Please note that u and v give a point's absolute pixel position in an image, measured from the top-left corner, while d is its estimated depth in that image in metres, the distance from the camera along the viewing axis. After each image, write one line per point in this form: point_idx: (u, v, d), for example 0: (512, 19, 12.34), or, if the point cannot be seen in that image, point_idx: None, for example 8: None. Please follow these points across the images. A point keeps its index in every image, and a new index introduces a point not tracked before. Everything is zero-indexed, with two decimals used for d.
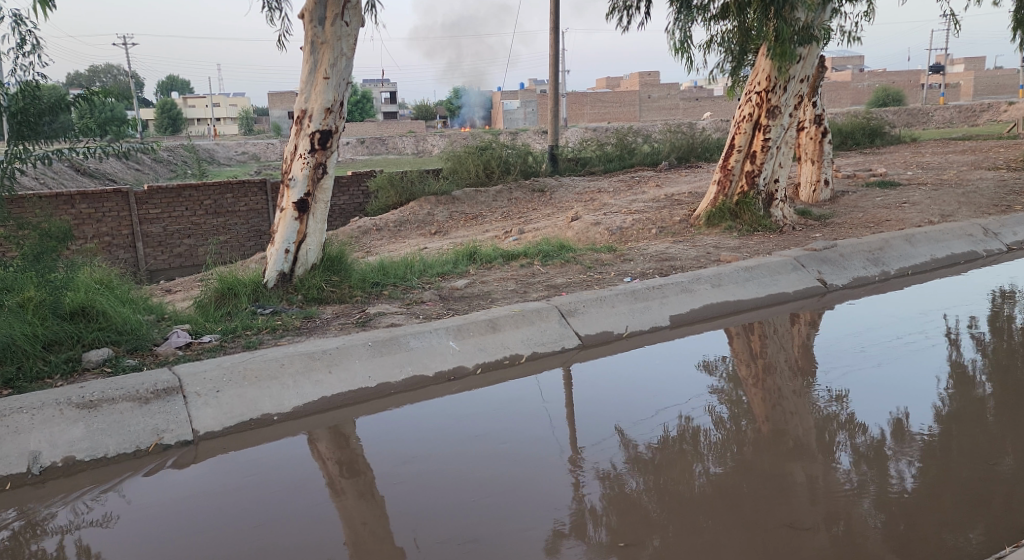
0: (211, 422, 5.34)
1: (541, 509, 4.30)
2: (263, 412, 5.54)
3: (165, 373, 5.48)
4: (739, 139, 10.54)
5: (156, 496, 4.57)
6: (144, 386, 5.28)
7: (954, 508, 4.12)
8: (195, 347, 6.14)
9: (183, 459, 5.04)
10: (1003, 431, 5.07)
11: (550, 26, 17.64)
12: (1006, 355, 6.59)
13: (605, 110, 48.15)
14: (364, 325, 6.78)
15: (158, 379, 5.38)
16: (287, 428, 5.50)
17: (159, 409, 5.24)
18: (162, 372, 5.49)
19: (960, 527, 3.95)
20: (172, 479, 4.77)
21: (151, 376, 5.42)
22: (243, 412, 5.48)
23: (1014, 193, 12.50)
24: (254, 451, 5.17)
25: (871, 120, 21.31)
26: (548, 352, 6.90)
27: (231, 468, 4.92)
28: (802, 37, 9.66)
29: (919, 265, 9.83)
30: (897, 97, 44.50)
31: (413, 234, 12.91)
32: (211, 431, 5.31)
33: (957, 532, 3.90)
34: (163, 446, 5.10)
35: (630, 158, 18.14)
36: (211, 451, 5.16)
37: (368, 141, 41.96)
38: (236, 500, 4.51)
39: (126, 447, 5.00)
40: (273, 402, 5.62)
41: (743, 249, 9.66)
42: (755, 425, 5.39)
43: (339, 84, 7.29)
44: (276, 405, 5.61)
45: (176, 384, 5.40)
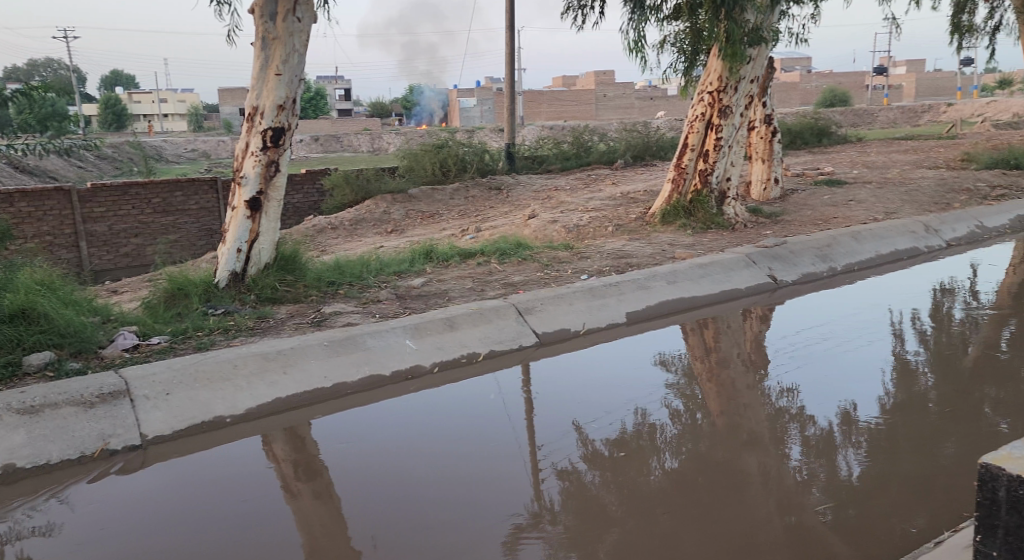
0: (161, 426, 5.21)
1: (500, 507, 4.30)
2: (215, 415, 5.43)
3: (112, 376, 5.35)
4: (692, 138, 10.72)
5: (104, 504, 4.44)
6: (89, 390, 5.14)
7: (898, 496, 4.26)
8: (144, 349, 6.01)
9: (131, 465, 4.92)
10: (944, 421, 5.26)
11: (506, 24, 17.65)
12: (947, 348, 6.83)
13: (562, 108, 48.29)
14: (320, 324, 6.70)
15: (104, 383, 5.25)
16: (241, 430, 5.41)
17: (105, 413, 5.11)
18: (109, 375, 5.36)
19: (905, 515, 4.08)
20: (120, 487, 4.64)
21: (96, 380, 5.28)
22: (195, 415, 5.37)
23: (953, 192, 12.95)
24: (207, 454, 5.07)
25: (819, 120, 21.82)
26: (506, 350, 6.90)
27: (182, 473, 4.81)
28: (752, 38, 9.89)
29: (865, 260, 10.12)
30: (844, 97, 45.71)
31: (370, 233, 12.78)
32: (161, 435, 5.19)
33: (903, 520, 4.02)
34: (109, 451, 4.97)
35: (586, 156, 18.28)
36: (160, 456, 5.04)
37: (323, 139, 41.05)
38: (188, 505, 4.41)
39: (70, 453, 4.85)
40: (226, 404, 5.52)
41: (698, 246, 9.81)
42: (710, 419, 5.50)
43: (292, 81, 7.18)
44: (230, 407, 5.51)
45: (123, 387, 5.27)
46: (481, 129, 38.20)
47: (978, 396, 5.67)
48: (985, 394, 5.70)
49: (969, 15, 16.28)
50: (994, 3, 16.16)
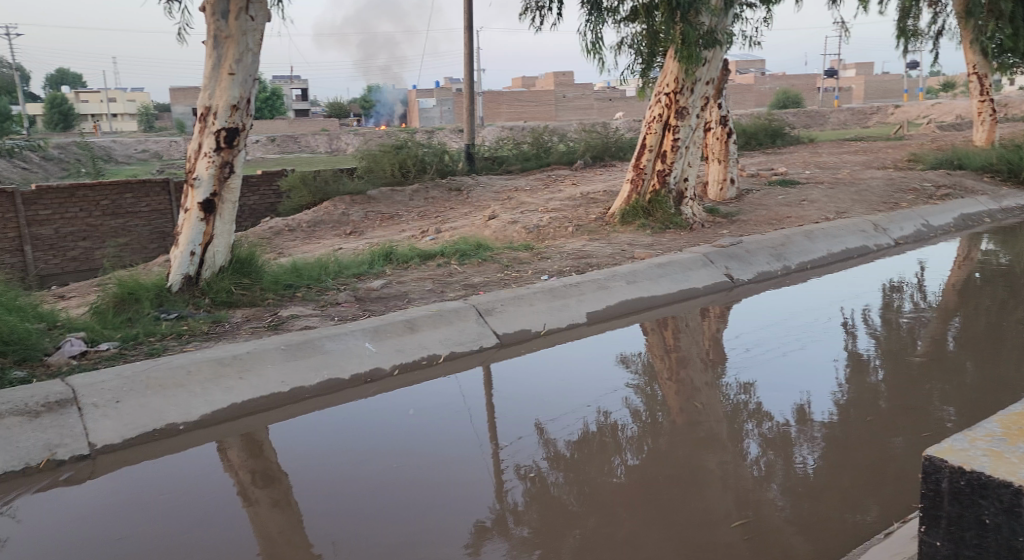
0: (110, 434, 5.07)
1: (462, 509, 4.28)
2: (168, 422, 5.29)
3: (58, 384, 5.18)
4: (650, 139, 10.85)
5: (52, 515, 4.30)
6: (34, 399, 4.97)
7: (851, 488, 4.37)
8: (92, 355, 5.83)
9: (80, 475, 4.78)
10: (895, 414, 5.40)
11: (465, 24, 17.62)
12: (898, 343, 7.02)
13: (521, 109, 48.27)
14: (277, 328, 6.58)
15: (49, 392, 5.08)
16: (195, 436, 5.29)
17: (51, 423, 4.95)
18: (55, 383, 5.19)
19: (857, 506, 4.18)
20: (69, 497, 4.50)
21: (42, 388, 5.11)
22: (146, 422, 5.23)
23: (901, 192, 13.33)
24: (160, 463, 4.93)
25: (774, 121, 22.25)
26: (466, 351, 6.86)
27: (133, 483, 4.67)
28: (707, 41, 10.03)
29: (817, 259, 10.33)
30: (796, 98, 46.68)
31: (329, 234, 12.62)
32: (111, 444, 5.05)
33: (857, 512, 4.12)
34: (56, 462, 4.81)
35: (546, 157, 18.33)
36: (110, 465, 4.90)
37: (280, 139, 39.71)
38: (140, 515, 4.30)
39: (14, 464, 4.68)
40: (179, 410, 5.38)
41: (656, 246, 9.91)
42: (670, 417, 5.55)
43: (246, 80, 7.05)
44: (183, 414, 5.38)
45: (70, 396, 5.11)
46: (441, 130, 38.00)
47: (927, 389, 5.83)
48: (933, 387, 5.86)
49: (914, 20, 16.79)
50: (938, 9, 16.71)
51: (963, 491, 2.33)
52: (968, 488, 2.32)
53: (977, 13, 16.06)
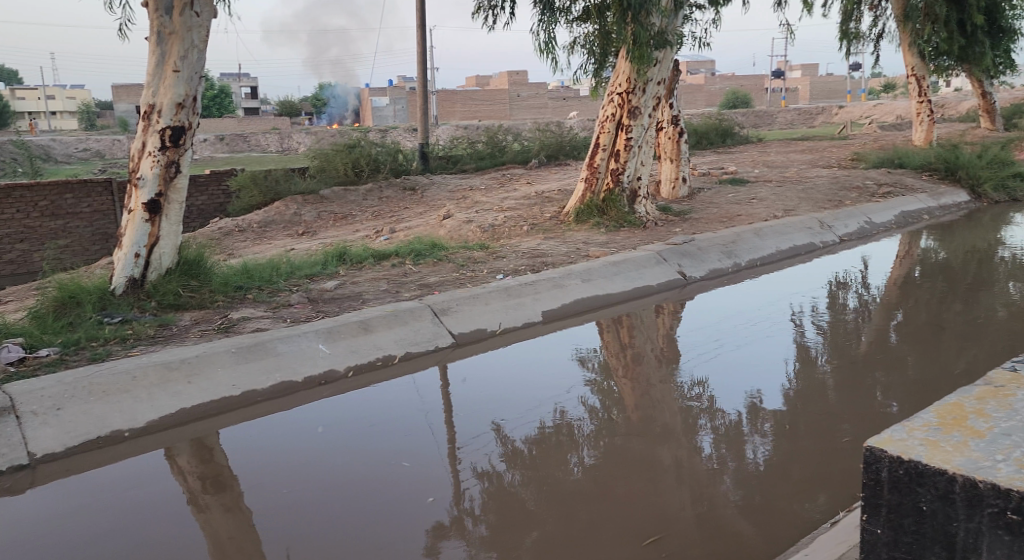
0: (51, 443, 4.89)
1: (420, 509, 4.24)
2: (113, 429, 5.13)
3: None
4: (604, 138, 10.94)
5: None
6: None
7: (800, 479, 4.46)
8: (31, 362, 5.61)
9: (19, 486, 4.59)
10: (842, 405, 5.54)
11: (417, 22, 17.50)
12: (844, 336, 7.20)
13: (475, 108, 48.07)
14: (227, 330, 6.43)
15: None
16: (142, 443, 5.13)
17: None
18: None
19: (807, 496, 4.26)
20: (8, 510, 4.33)
21: None
22: (90, 430, 5.05)
23: (846, 190, 13.69)
24: (106, 472, 4.78)
25: (724, 121, 22.64)
26: (421, 352, 6.80)
27: (75, 494, 4.51)
28: (658, 41, 10.13)
29: (766, 256, 10.53)
30: (744, 98, 47.67)
31: (281, 235, 12.39)
32: (52, 453, 4.86)
33: (807, 501, 4.20)
34: None
35: (501, 156, 18.31)
36: (52, 475, 4.73)
37: (229, 139, 38.46)
38: (84, 525, 4.15)
39: None
40: (125, 417, 5.22)
41: (610, 244, 9.98)
42: (626, 413, 5.59)
43: (192, 78, 6.87)
44: (129, 420, 5.21)
45: (8, 404, 4.90)
46: (394, 128, 37.66)
47: (872, 381, 5.99)
48: (878, 379, 6.03)
49: (856, 23, 17.26)
50: (878, 12, 17.20)
51: (903, 480, 2.01)
52: (907, 477, 2.00)
53: (915, 17, 16.57)
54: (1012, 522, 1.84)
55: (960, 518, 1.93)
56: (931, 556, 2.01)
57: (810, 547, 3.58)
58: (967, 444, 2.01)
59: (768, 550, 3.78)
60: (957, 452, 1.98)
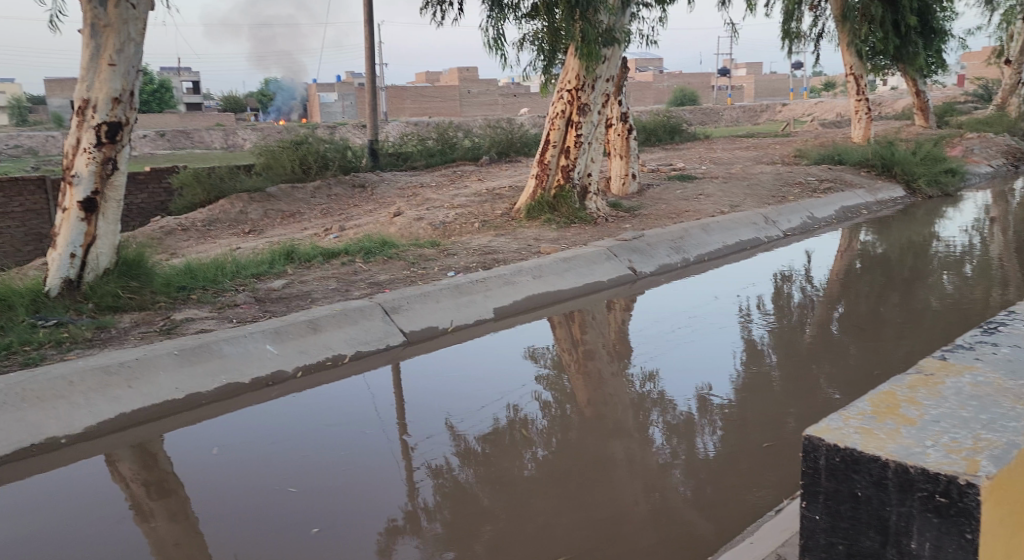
0: None
1: (372, 510, 4.21)
2: (47, 436, 4.96)
3: None
4: (554, 135, 10.99)
5: None
6: None
7: (748, 469, 4.56)
8: None
9: None
10: (788, 396, 5.67)
11: (365, 18, 17.31)
12: (789, 329, 7.37)
13: (426, 105, 47.71)
14: (169, 332, 6.27)
15: None
16: (82, 450, 4.99)
17: None
18: None
19: (756, 486, 4.35)
20: None
21: None
22: (23, 438, 4.89)
23: (789, 186, 14.01)
24: (41, 481, 4.62)
25: (672, 118, 22.94)
26: (372, 351, 6.74)
27: (8, 505, 4.35)
28: (606, 39, 10.22)
29: (714, 251, 10.72)
30: (691, 96, 48.42)
31: (225, 233, 12.14)
32: None
33: (755, 491, 4.29)
34: None
35: (451, 153, 18.24)
36: None
37: (170, 134, 37.78)
38: (19, 536, 4.01)
39: None
40: (61, 424, 5.06)
41: (561, 240, 10.04)
42: (578, 408, 5.63)
43: (128, 72, 6.68)
44: (65, 427, 5.06)
45: None
46: (343, 125, 37.23)
47: (816, 371, 6.15)
48: (822, 369, 6.20)
49: (797, 23, 17.66)
50: (818, 12, 17.64)
51: (839, 467, 2.07)
52: (843, 464, 2.06)
53: (852, 18, 17.03)
54: (941, 505, 1.90)
55: (892, 502, 1.99)
56: (866, 541, 2.07)
57: (755, 534, 3.65)
58: (900, 431, 2.07)
59: (717, 540, 3.85)
60: (890, 439, 2.04)
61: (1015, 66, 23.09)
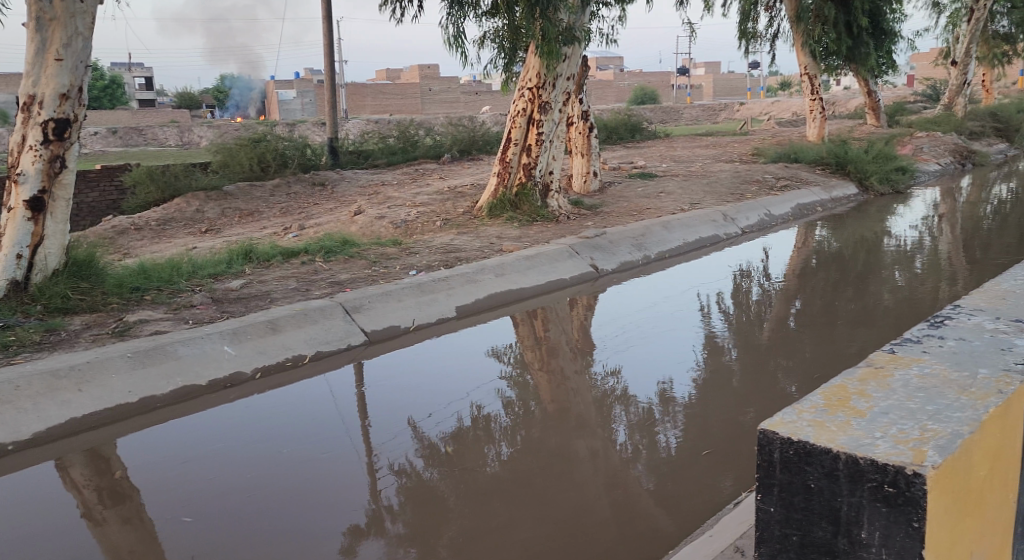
0: None
1: (333, 511, 4.17)
2: None
3: None
4: (515, 133, 10.99)
5: None
6: None
7: (708, 462, 4.62)
8: None
9: None
10: (747, 390, 5.76)
11: (324, 15, 17.13)
12: (748, 324, 7.48)
13: (387, 102, 47.34)
14: (122, 334, 6.14)
15: None
16: (31, 457, 4.86)
17: None
18: None
19: (717, 479, 4.41)
20: None
21: None
22: None
23: (748, 183, 14.21)
24: None
25: (632, 116, 23.12)
26: (332, 351, 6.68)
27: None
28: (566, 37, 10.24)
29: (674, 248, 10.82)
30: (652, 96, 48.85)
31: (181, 233, 11.92)
32: None
33: (716, 484, 4.35)
34: None
35: (413, 151, 18.13)
36: None
37: (123, 131, 36.90)
38: None
39: None
40: (8, 430, 4.91)
41: (524, 238, 10.06)
42: (542, 406, 5.65)
43: (76, 67, 6.52)
44: (12, 433, 4.92)
45: None
46: (303, 122, 36.80)
47: (774, 366, 6.25)
48: (779, 363, 6.30)
49: (753, 23, 17.91)
50: (773, 13, 17.92)
51: (792, 460, 2.10)
52: (796, 457, 2.09)
53: (806, 18, 17.33)
54: (889, 495, 1.95)
55: (844, 493, 2.03)
56: (819, 531, 2.11)
57: (714, 528, 3.70)
58: (850, 423, 2.12)
59: (678, 533, 3.89)
60: (841, 431, 2.09)
61: (961, 67, 23.69)
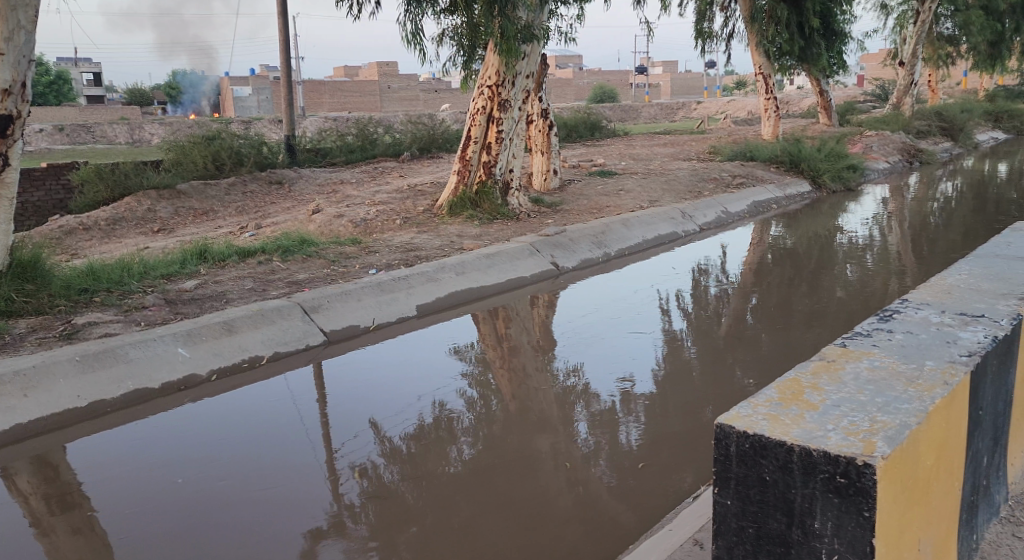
0: None
1: (293, 514, 4.12)
2: None
3: None
4: (475, 131, 10.97)
5: None
6: None
7: (669, 457, 4.66)
8: None
9: None
10: (706, 385, 5.82)
11: (279, 10, 16.88)
12: (706, 320, 7.57)
13: (345, 100, 46.86)
14: (70, 337, 5.98)
15: None
16: None
17: None
18: None
19: (677, 474, 4.46)
20: None
21: None
22: None
23: (705, 181, 14.39)
24: None
25: (592, 114, 23.25)
26: (290, 351, 6.59)
27: None
28: (525, 35, 10.25)
29: (634, 245, 10.91)
30: (610, 95, 49.24)
31: (132, 233, 11.66)
32: None
33: (676, 479, 4.39)
34: None
35: (371, 149, 17.97)
36: None
37: (69, 128, 35.97)
38: None
39: None
40: None
41: (484, 236, 10.04)
42: (503, 404, 5.65)
43: (19, 62, 6.31)
44: None
45: None
46: (259, 119, 36.19)
47: (732, 361, 6.34)
48: (737, 358, 6.39)
49: (709, 23, 18.14)
50: (729, 13, 18.16)
51: (748, 453, 2.13)
52: (751, 450, 2.12)
53: (760, 19, 17.61)
54: (841, 486, 1.99)
55: (797, 485, 2.07)
56: (774, 523, 2.15)
57: (675, 521, 3.74)
58: (804, 416, 2.15)
59: (639, 528, 3.92)
60: (795, 424, 2.12)
61: (909, 68, 24.30)
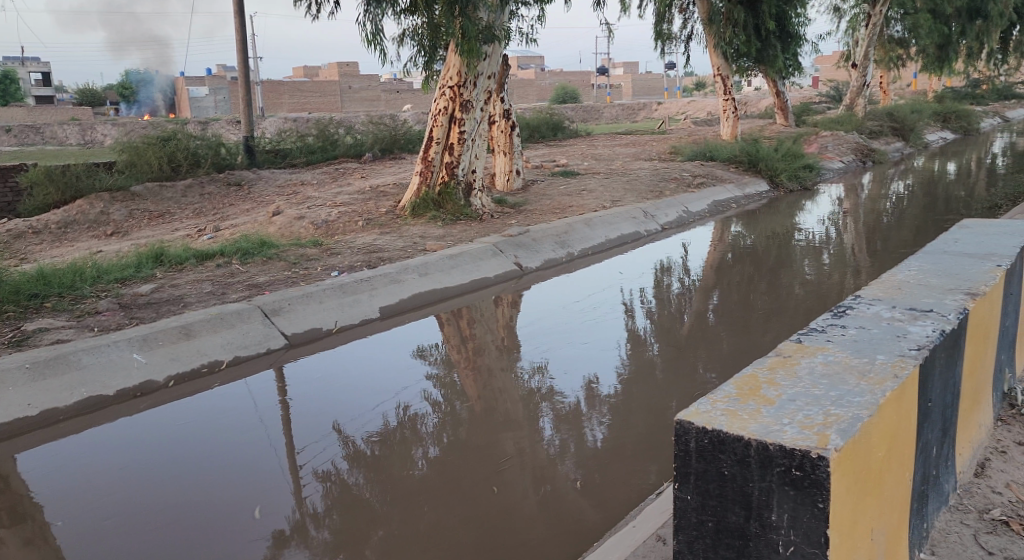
0: None
1: (254, 520, 4.07)
2: None
3: None
4: (437, 131, 10.92)
5: None
6: None
7: (634, 455, 4.70)
8: None
9: None
10: (669, 383, 5.88)
11: (236, 9, 16.64)
12: (669, 319, 7.64)
13: (305, 100, 46.39)
14: (20, 344, 5.82)
15: None
16: None
17: None
18: None
19: (642, 471, 4.49)
20: None
21: None
22: None
23: (666, 181, 14.53)
24: None
25: (554, 115, 23.34)
26: (251, 354, 6.50)
27: None
28: (486, 36, 10.23)
29: (597, 245, 10.97)
30: (572, 95, 49.48)
31: (84, 236, 11.39)
32: None
33: (640, 476, 4.43)
34: None
35: (332, 150, 17.81)
36: None
37: (17, 130, 34.99)
38: None
39: None
40: None
41: (447, 237, 10.02)
42: (468, 405, 5.64)
43: None
44: None
45: None
46: (216, 120, 35.59)
47: (693, 358, 6.41)
48: (700, 356, 6.46)
49: (668, 24, 18.32)
50: (687, 15, 18.36)
51: (707, 448, 2.15)
52: (710, 445, 2.14)
53: (718, 21, 17.82)
54: (796, 478, 2.02)
55: (755, 478, 2.09)
56: (732, 516, 2.17)
57: (639, 518, 3.77)
58: (760, 411, 2.18)
59: (605, 526, 3.95)
60: (753, 419, 2.15)
61: (862, 69, 24.85)
